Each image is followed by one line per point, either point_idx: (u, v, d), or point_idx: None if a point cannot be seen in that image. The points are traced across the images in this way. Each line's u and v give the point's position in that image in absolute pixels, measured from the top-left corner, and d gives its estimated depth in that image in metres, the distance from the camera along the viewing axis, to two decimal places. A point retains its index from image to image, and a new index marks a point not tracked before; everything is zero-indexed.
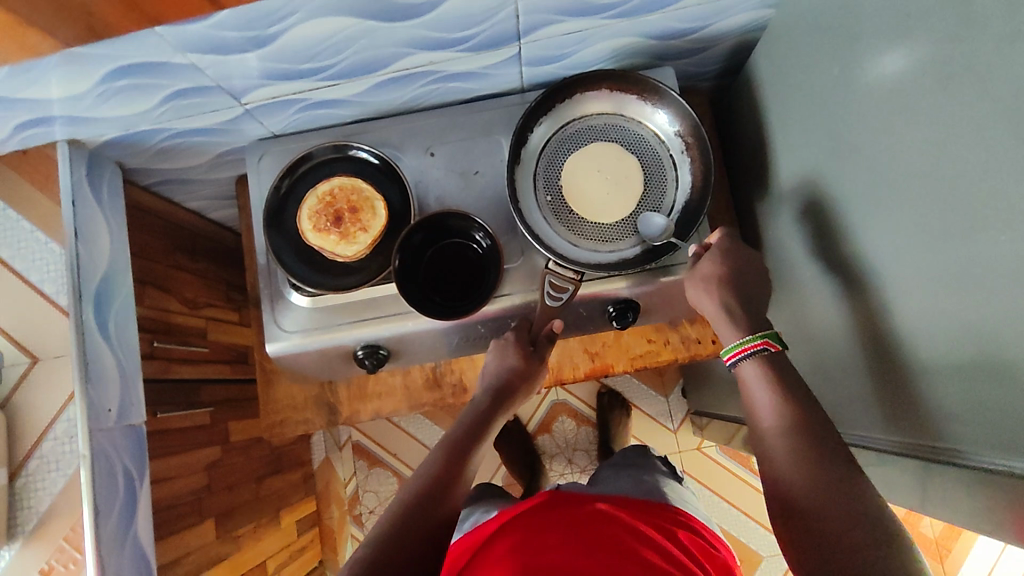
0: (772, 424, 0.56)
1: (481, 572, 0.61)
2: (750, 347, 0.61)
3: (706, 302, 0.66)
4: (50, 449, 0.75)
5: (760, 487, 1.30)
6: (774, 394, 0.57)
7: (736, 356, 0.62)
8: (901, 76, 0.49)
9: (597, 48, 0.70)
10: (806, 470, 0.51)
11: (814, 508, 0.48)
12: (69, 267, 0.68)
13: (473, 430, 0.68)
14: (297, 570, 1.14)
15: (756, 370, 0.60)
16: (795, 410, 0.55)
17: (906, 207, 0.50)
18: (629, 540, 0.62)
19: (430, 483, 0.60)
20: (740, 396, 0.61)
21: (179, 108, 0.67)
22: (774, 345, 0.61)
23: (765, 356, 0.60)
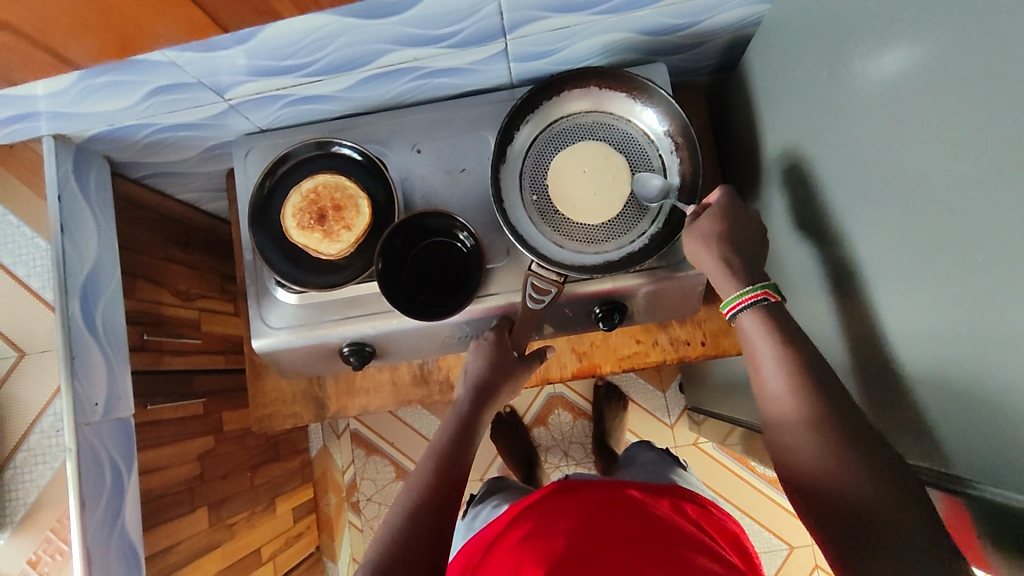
0: (779, 376, 0.52)
1: (496, 560, 0.62)
2: (749, 298, 0.57)
3: (705, 257, 0.61)
4: (38, 442, 0.70)
5: (756, 484, 1.30)
6: (776, 344, 0.53)
7: (737, 308, 0.58)
8: (890, 85, 0.47)
9: (586, 44, 0.69)
10: (814, 435, 0.48)
11: (829, 507, 0.46)
12: (55, 261, 0.68)
13: (461, 433, 0.68)
14: (292, 556, 1.16)
15: (756, 319, 0.56)
16: (798, 363, 0.52)
17: (893, 218, 0.49)
18: (637, 517, 0.61)
19: (423, 493, 0.59)
20: (743, 347, 0.57)
21: (162, 104, 0.66)
22: (774, 295, 0.57)
23: (765, 306, 0.56)
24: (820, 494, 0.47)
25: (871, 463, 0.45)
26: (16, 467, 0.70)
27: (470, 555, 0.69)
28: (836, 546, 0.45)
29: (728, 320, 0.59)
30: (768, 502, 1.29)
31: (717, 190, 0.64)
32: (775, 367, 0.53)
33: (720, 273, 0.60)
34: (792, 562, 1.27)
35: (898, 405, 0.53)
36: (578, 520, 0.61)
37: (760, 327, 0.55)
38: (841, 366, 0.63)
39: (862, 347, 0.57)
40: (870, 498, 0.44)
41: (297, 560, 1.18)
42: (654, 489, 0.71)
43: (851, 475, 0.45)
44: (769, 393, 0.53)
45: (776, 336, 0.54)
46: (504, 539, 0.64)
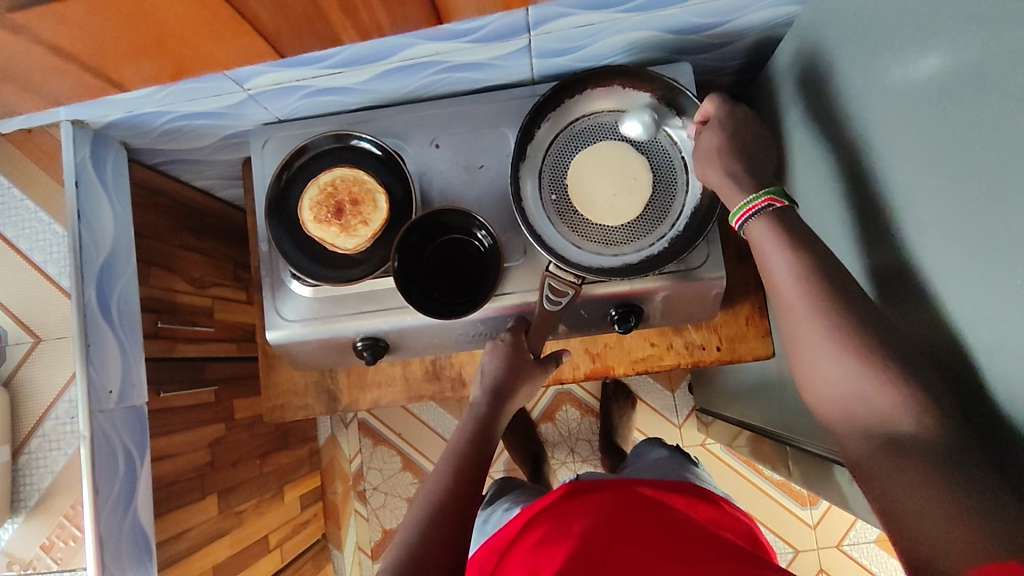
0: (794, 288, 0.50)
1: (512, 566, 0.62)
2: (755, 207, 0.55)
3: (712, 174, 0.61)
4: (52, 428, 0.71)
5: (764, 486, 1.29)
6: (791, 256, 0.51)
7: (745, 217, 0.56)
8: (926, 97, 0.45)
9: (611, 41, 0.67)
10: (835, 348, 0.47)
11: (859, 423, 0.46)
12: (71, 247, 0.68)
13: (479, 438, 0.67)
14: (298, 543, 1.17)
15: (768, 231, 0.54)
16: (814, 274, 0.50)
17: (923, 232, 0.48)
18: (654, 515, 0.61)
19: (444, 500, 0.59)
20: (755, 259, 0.55)
21: (181, 93, 0.65)
22: (781, 201, 0.55)
23: (772, 213, 0.54)
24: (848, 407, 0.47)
25: (901, 376, 0.44)
26: (31, 452, 0.70)
27: (486, 561, 0.69)
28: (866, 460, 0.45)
29: (738, 231, 0.57)
30: (775, 505, 1.29)
31: (712, 99, 0.64)
32: (794, 283, 0.51)
33: (727, 184, 0.59)
34: (797, 566, 1.27)
35: None
36: (592, 522, 0.61)
37: (775, 239, 0.53)
38: None
39: None
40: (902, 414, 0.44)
41: (303, 547, 1.19)
42: (668, 490, 0.70)
43: (878, 391, 0.45)
44: (786, 310, 0.51)
45: (796, 253, 0.51)
46: (520, 543, 0.64)
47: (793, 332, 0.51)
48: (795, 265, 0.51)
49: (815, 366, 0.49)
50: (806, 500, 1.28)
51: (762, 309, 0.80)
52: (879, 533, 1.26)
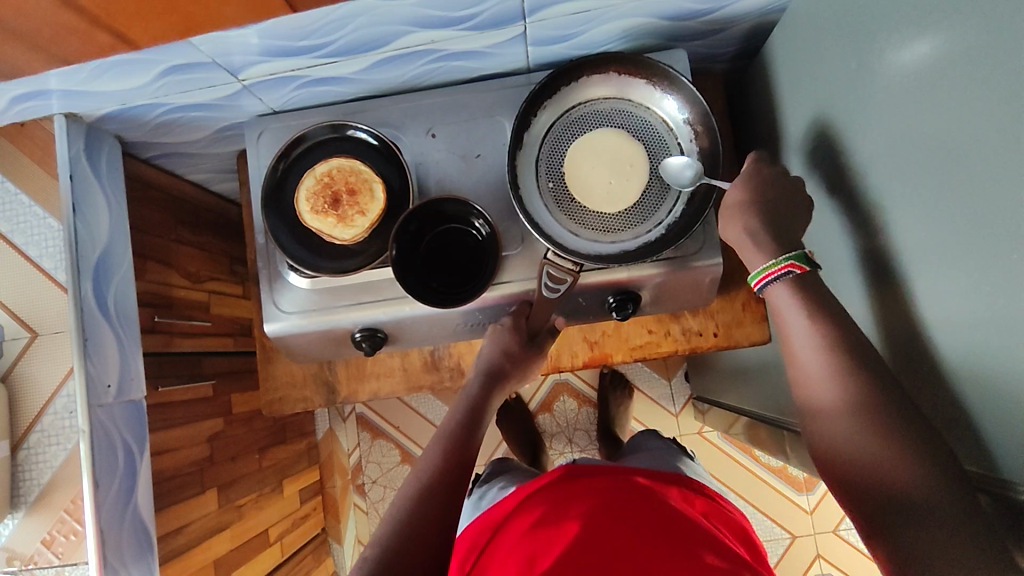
0: (811, 350, 0.52)
1: (504, 545, 0.62)
2: (775, 272, 0.56)
3: (733, 231, 0.61)
4: (51, 423, 0.70)
5: (761, 473, 1.31)
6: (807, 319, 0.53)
7: (764, 281, 0.57)
8: (922, 76, 0.46)
9: (606, 28, 0.67)
10: (846, 409, 0.49)
11: (863, 483, 0.47)
12: (67, 242, 0.68)
13: (471, 417, 0.68)
14: (298, 538, 1.17)
15: (788, 295, 0.55)
16: (829, 334, 0.52)
17: (922, 214, 0.48)
18: (650, 505, 0.61)
19: (432, 477, 0.59)
20: (773, 321, 0.57)
21: (175, 84, 0.65)
22: (801, 266, 0.55)
23: (792, 279, 0.55)
24: (852, 468, 0.48)
25: (904, 438, 0.45)
26: (29, 448, 0.70)
27: (476, 536, 0.69)
28: (870, 521, 0.46)
29: (757, 292, 0.58)
30: (772, 491, 1.30)
31: (751, 155, 0.64)
32: (812, 351, 0.52)
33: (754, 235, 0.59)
34: (794, 551, 1.28)
35: (924, 398, 0.52)
36: (589, 507, 0.61)
37: (793, 307, 0.54)
38: None
39: (888, 341, 0.57)
40: (904, 474, 0.44)
41: (303, 542, 1.19)
42: (664, 480, 0.70)
43: (882, 451, 0.46)
44: (802, 372, 0.53)
45: (811, 320, 0.53)
46: (514, 524, 0.64)
47: (810, 398, 0.52)
48: (810, 326, 0.53)
49: (828, 425, 0.50)
50: (803, 486, 1.29)
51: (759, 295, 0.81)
52: None
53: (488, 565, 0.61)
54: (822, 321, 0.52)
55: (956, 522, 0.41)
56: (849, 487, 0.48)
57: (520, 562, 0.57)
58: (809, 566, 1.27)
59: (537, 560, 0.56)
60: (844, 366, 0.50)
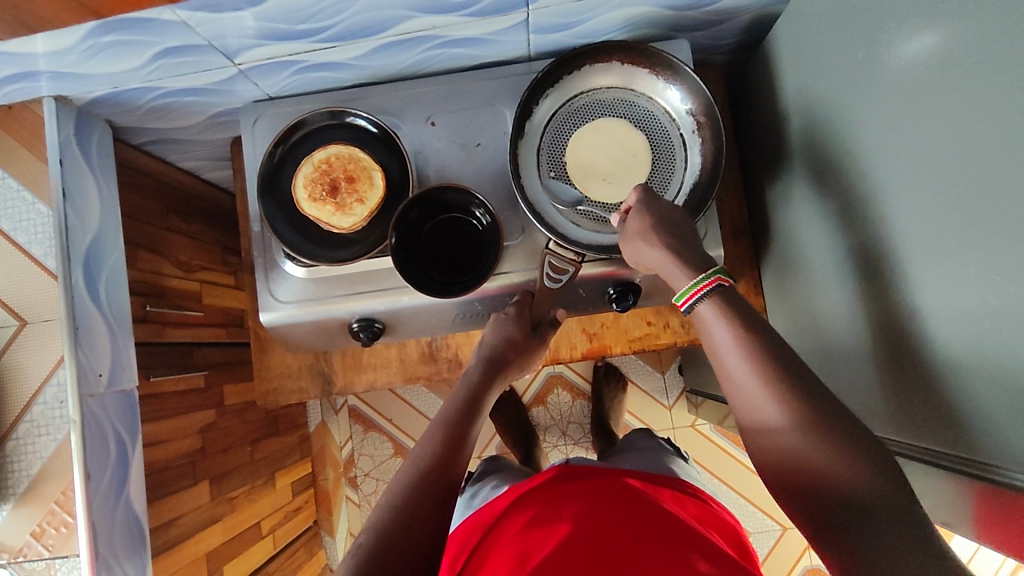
0: (738, 362, 0.51)
1: (497, 544, 0.61)
2: (702, 288, 0.56)
3: (648, 252, 0.61)
4: (41, 413, 0.68)
5: (753, 466, 1.31)
6: (733, 332, 0.52)
7: (691, 301, 0.56)
8: (927, 68, 0.46)
9: (609, 16, 0.67)
10: (782, 416, 0.48)
11: (811, 493, 0.45)
12: (57, 228, 0.66)
13: (468, 407, 0.67)
14: (291, 530, 1.16)
15: (711, 310, 0.55)
16: (753, 342, 0.51)
17: (924, 207, 0.48)
18: (647, 507, 0.61)
19: (431, 466, 0.58)
20: (702, 338, 0.56)
21: (168, 67, 0.63)
22: (726, 280, 0.56)
23: (720, 293, 0.55)
24: (795, 475, 0.47)
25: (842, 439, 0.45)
26: (19, 438, 0.68)
27: (468, 534, 0.67)
28: (817, 530, 0.44)
29: (682, 313, 0.57)
30: (763, 484, 1.31)
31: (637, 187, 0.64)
32: (738, 355, 0.51)
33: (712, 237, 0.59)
34: (785, 543, 1.29)
35: (916, 391, 0.52)
36: (585, 507, 0.60)
37: (720, 313, 0.54)
38: (860, 353, 0.62)
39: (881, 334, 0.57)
40: (845, 474, 0.44)
41: (296, 534, 1.18)
42: (655, 481, 0.70)
43: (827, 452, 0.45)
44: (736, 386, 0.51)
45: (741, 325, 0.52)
46: (506, 526, 0.63)
47: (746, 410, 0.51)
48: (738, 339, 0.52)
49: (767, 430, 0.49)
50: None
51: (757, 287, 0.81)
52: None
53: (480, 566, 0.61)
54: (748, 331, 0.52)
55: (906, 530, 0.40)
56: (793, 495, 0.47)
57: (514, 561, 0.56)
58: (799, 558, 1.28)
59: (531, 559, 0.55)
60: (781, 366, 0.49)
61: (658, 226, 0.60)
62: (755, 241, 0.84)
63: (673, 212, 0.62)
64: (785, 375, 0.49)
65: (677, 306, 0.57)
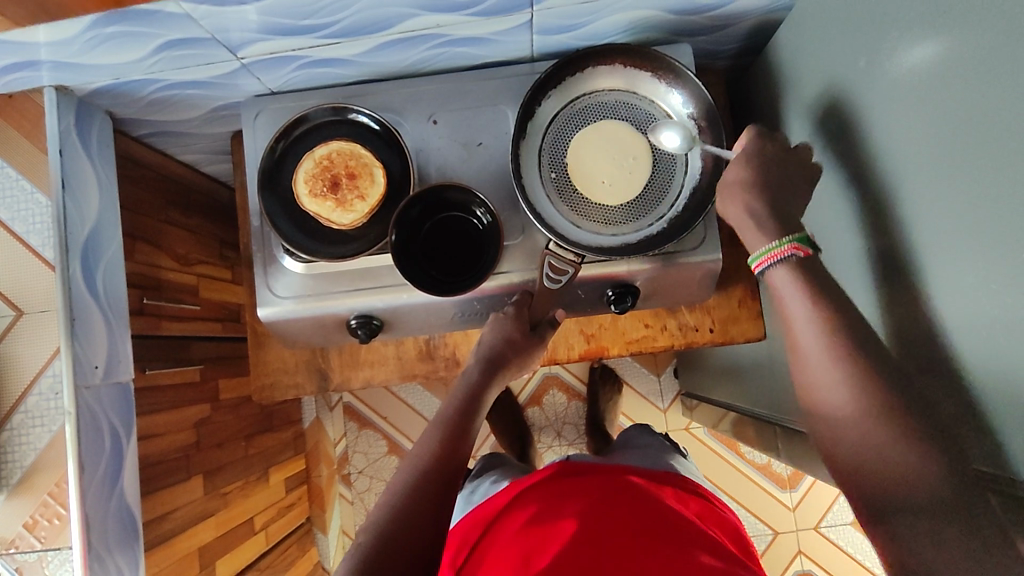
0: (813, 336, 0.50)
1: (498, 541, 0.61)
2: (778, 254, 0.54)
3: (732, 212, 0.60)
4: (36, 404, 0.68)
5: (746, 470, 1.32)
6: (811, 305, 0.51)
7: (765, 264, 0.55)
8: (929, 77, 0.46)
9: (613, 19, 0.67)
10: (852, 396, 0.47)
11: (871, 473, 0.45)
12: (55, 218, 0.66)
13: (468, 407, 0.67)
14: (284, 527, 1.16)
15: (788, 279, 0.54)
16: (836, 321, 0.50)
17: (924, 214, 0.48)
18: (648, 505, 0.61)
19: (430, 466, 0.59)
20: (772, 307, 0.55)
21: (171, 60, 0.63)
22: (805, 249, 0.54)
23: (797, 262, 0.54)
24: (855, 453, 0.46)
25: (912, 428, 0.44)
26: (13, 428, 0.68)
27: (467, 531, 0.68)
28: (872, 509, 0.44)
29: (756, 276, 0.57)
30: (757, 488, 1.31)
31: (750, 133, 0.62)
32: (814, 330, 0.50)
33: (746, 224, 0.58)
34: (777, 548, 1.30)
35: None
36: (586, 505, 0.60)
37: (795, 283, 0.53)
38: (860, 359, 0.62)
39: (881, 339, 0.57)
40: (912, 461, 0.43)
41: (289, 530, 1.18)
42: (656, 478, 0.70)
43: (886, 433, 0.45)
44: (804, 359, 0.51)
45: (816, 299, 0.51)
46: (506, 523, 0.63)
47: (810, 382, 0.50)
48: (817, 313, 0.51)
49: (823, 406, 0.49)
50: (786, 484, 1.31)
51: (755, 291, 0.82)
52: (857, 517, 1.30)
53: (481, 563, 0.60)
54: (830, 308, 0.51)
55: (959, 518, 0.40)
56: (850, 471, 0.47)
57: (516, 561, 0.56)
58: (790, 562, 1.29)
59: (535, 560, 0.55)
60: (848, 344, 0.49)
61: (753, 186, 0.58)
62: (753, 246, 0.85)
63: (781, 164, 0.60)
64: (851, 355, 0.48)
65: (750, 268, 0.57)
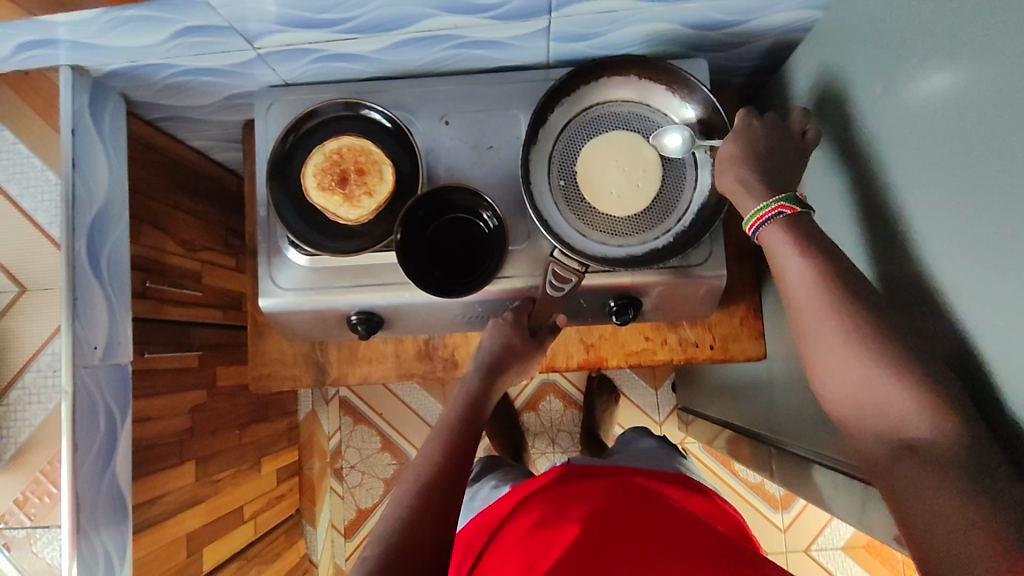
0: (812, 290, 0.49)
1: (502, 546, 0.61)
2: (765, 215, 0.54)
3: (728, 178, 0.59)
4: (34, 381, 0.68)
5: (739, 489, 1.31)
6: (806, 259, 0.50)
7: (756, 226, 0.55)
8: (943, 107, 0.46)
9: (630, 30, 0.67)
10: (856, 349, 0.46)
11: (882, 430, 0.44)
12: (64, 196, 0.66)
13: (472, 415, 0.67)
14: (273, 517, 1.16)
15: (783, 234, 0.52)
16: (832, 274, 0.49)
17: (930, 245, 0.48)
18: (651, 506, 0.61)
19: (433, 476, 0.58)
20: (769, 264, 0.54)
21: (188, 46, 0.63)
22: (792, 207, 0.53)
23: (781, 220, 0.53)
24: (867, 411, 0.45)
25: (919, 381, 0.43)
26: (9, 404, 0.68)
27: (472, 538, 0.68)
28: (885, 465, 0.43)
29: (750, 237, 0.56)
30: (749, 507, 1.31)
31: (740, 112, 0.63)
32: (811, 283, 0.49)
33: (741, 192, 0.57)
34: None
35: None
36: (590, 507, 0.60)
37: (790, 239, 0.52)
38: None
39: None
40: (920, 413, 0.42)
41: (278, 521, 1.18)
42: (660, 480, 0.70)
43: (892, 387, 0.43)
44: (804, 315, 0.49)
45: (809, 252, 0.50)
46: (511, 529, 0.62)
47: (811, 338, 0.49)
48: (812, 267, 0.49)
49: (823, 363, 0.48)
50: (778, 504, 1.30)
51: (757, 310, 0.81)
52: (849, 541, 1.29)
53: (486, 569, 0.60)
54: (825, 263, 0.49)
55: (968, 467, 0.39)
56: (862, 430, 0.46)
57: (520, 564, 0.55)
58: None
59: (539, 560, 0.54)
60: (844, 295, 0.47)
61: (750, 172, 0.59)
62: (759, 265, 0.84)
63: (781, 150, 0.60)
64: (847, 306, 0.47)
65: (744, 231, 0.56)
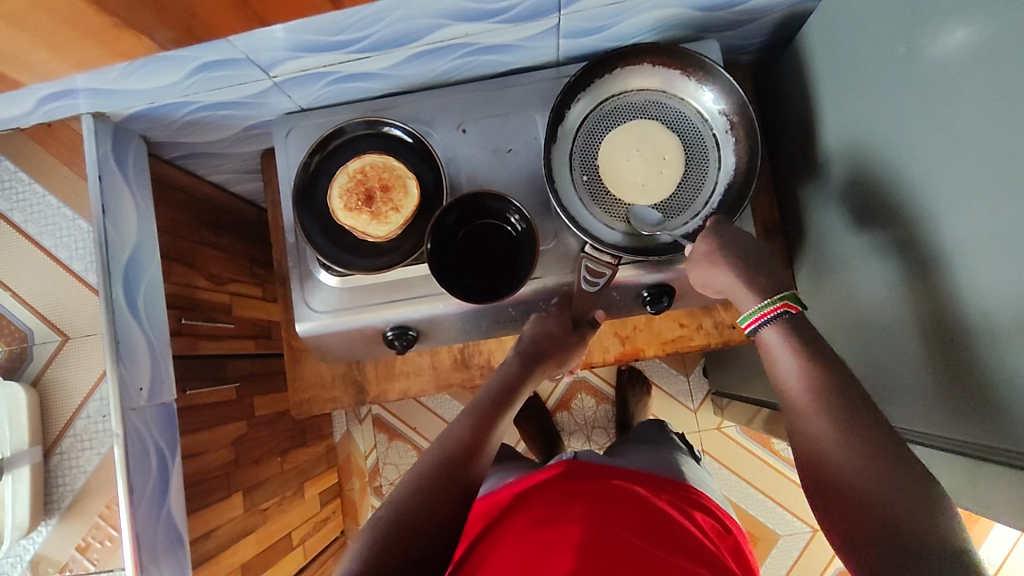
0: (800, 392, 0.52)
1: (499, 532, 0.61)
2: (767, 313, 0.57)
3: (717, 277, 0.63)
4: (84, 428, 0.69)
5: (780, 468, 1.30)
6: (797, 360, 0.53)
7: (757, 323, 0.57)
8: (975, 61, 0.45)
9: (641, 19, 0.67)
10: (843, 438, 0.48)
11: (860, 509, 0.45)
12: (97, 244, 0.67)
13: (505, 392, 0.67)
14: (320, 541, 1.16)
15: (776, 337, 0.55)
16: (821, 371, 0.51)
17: (975, 200, 0.47)
18: (654, 516, 0.60)
19: (457, 445, 0.59)
20: (765, 363, 0.57)
21: (206, 82, 0.64)
22: (794, 307, 0.56)
23: (785, 319, 0.56)
24: (850, 491, 0.46)
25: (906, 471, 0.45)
26: (62, 453, 0.69)
27: (473, 523, 0.69)
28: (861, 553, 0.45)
29: (748, 334, 0.59)
30: (792, 486, 1.30)
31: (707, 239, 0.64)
32: (799, 379, 0.52)
33: (736, 286, 0.60)
34: (814, 545, 1.28)
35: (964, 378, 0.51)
36: (593, 508, 0.60)
37: (780, 337, 0.55)
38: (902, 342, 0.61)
39: (921, 332, 0.56)
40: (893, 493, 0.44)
41: (324, 544, 1.18)
42: (664, 489, 0.69)
43: (876, 465, 0.46)
44: (797, 405, 0.52)
45: (803, 355, 0.53)
46: (513, 520, 0.62)
47: (803, 426, 0.51)
48: (804, 361, 0.52)
49: (817, 458, 0.49)
50: None
51: None
52: None
53: (483, 547, 0.59)
54: (815, 359, 0.52)
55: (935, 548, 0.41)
56: (840, 513, 0.47)
57: (523, 548, 0.55)
58: (830, 560, 1.27)
59: (539, 550, 0.54)
60: (842, 384, 0.50)
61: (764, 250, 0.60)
62: (786, 240, 0.84)
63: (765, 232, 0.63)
64: (848, 391, 0.50)
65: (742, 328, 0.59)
